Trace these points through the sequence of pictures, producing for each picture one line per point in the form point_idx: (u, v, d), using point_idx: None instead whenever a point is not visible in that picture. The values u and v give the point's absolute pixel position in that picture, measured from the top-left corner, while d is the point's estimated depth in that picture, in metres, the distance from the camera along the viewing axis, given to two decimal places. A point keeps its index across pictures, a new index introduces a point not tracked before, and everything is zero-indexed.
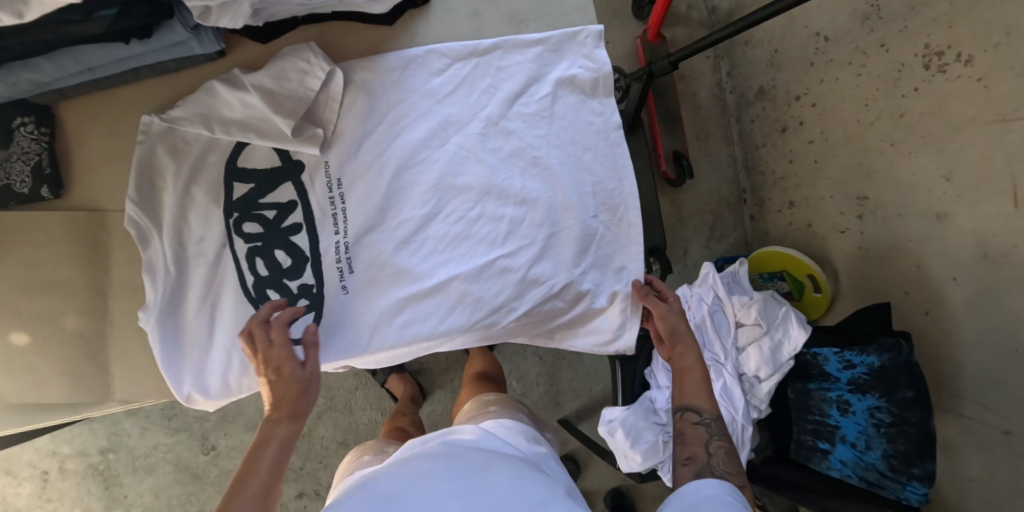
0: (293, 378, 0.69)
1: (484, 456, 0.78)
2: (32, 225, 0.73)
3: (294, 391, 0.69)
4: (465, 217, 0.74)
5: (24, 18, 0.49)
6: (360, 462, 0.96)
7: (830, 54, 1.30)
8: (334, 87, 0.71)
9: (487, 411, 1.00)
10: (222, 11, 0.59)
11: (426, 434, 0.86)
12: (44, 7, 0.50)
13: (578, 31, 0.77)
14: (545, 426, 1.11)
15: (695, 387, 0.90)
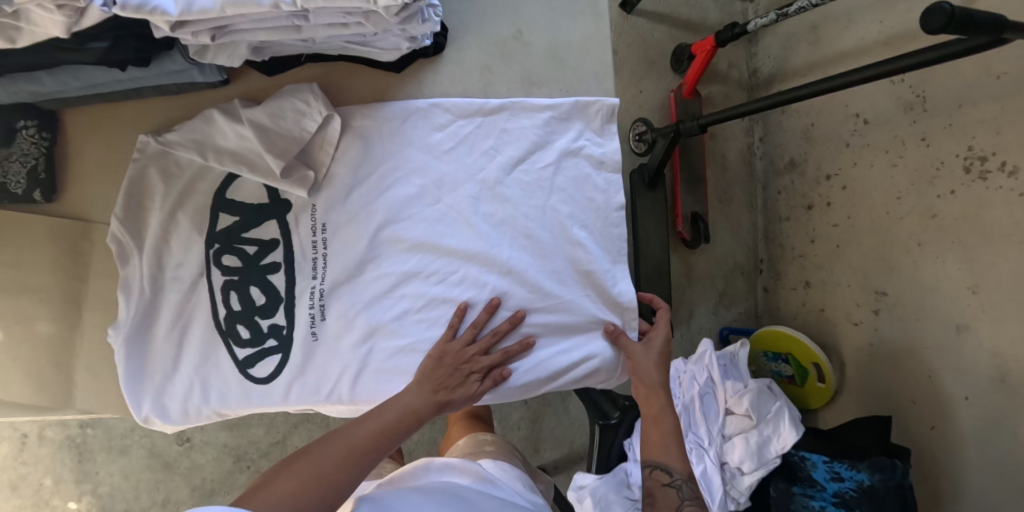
0: (467, 389, 0.69)
1: (482, 504, 0.73)
2: (19, 226, 0.73)
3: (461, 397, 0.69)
4: (447, 281, 0.73)
5: (17, 43, 0.52)
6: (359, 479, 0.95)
7: (866, 137, 1.25)
8: (329, 132, 0.70)
9: (483, 451, 0.96)
10: (219, 50, 0.58)
11: (434, 463, 0.82)
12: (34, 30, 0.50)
13: (590, 103, 0.77)
14: (538, 475, 1.06)
15: (661, 440, 0.77)
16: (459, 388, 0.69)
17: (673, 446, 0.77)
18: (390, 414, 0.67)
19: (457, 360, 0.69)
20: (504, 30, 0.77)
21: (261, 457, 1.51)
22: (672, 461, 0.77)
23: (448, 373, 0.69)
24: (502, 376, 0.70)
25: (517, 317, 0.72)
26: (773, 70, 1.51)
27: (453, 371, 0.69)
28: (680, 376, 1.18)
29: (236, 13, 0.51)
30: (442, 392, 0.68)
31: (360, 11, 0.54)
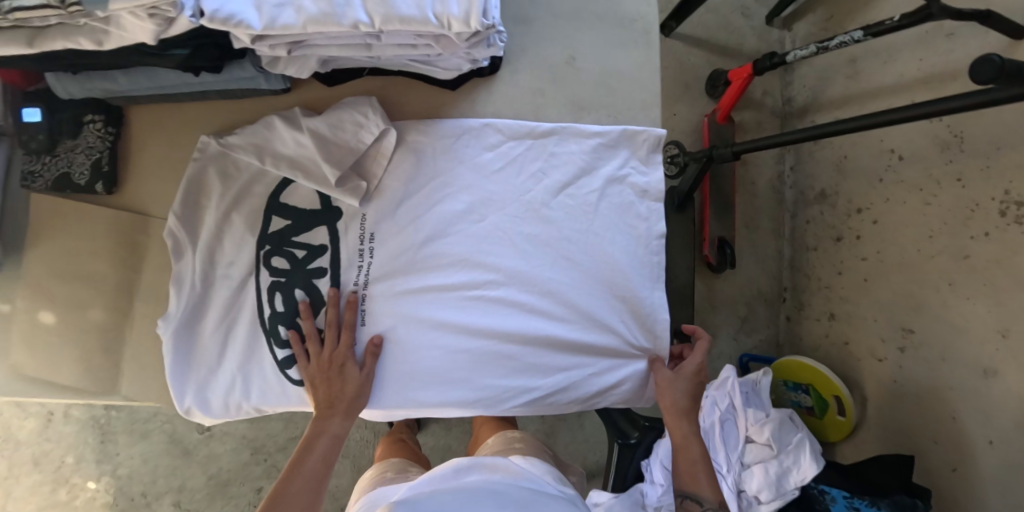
0: (351, 382, 0.72)
1: (517, 497, 0.75)
2: (82, 216, 0.76)
3: (348, 391, 0.72)
4: (485, 297, 0.75)
5: (104, 46, 0.54)
6: (383, 477, 0.99)
7: (900, 174, 1.24)
8: (384, 145, 0.72)
9: (512, 448, 0.98)
10: (290, 61, 0.61)
11: (461, 463, 0.84)
12: (124, 36, 0.52)
13: (639, 132, 0.80)
14: (569, 468, 1.07)
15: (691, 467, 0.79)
16: (345, 384, 0.72)
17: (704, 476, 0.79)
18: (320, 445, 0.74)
19: (324, 369, 0.72)
20: (558, 54, 0.79)
21: (278, 450, 1.54)
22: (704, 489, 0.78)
23: (330, 383, 0.72)
24: (375, 346, 0.73)
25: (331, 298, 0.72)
26: (807, 100, 1.52)
27: (329, 378, 0.72)
28: (701, 401, 1.19)
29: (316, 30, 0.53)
30: (335, 401, 0.72)
31: (431, 34, 0.56)
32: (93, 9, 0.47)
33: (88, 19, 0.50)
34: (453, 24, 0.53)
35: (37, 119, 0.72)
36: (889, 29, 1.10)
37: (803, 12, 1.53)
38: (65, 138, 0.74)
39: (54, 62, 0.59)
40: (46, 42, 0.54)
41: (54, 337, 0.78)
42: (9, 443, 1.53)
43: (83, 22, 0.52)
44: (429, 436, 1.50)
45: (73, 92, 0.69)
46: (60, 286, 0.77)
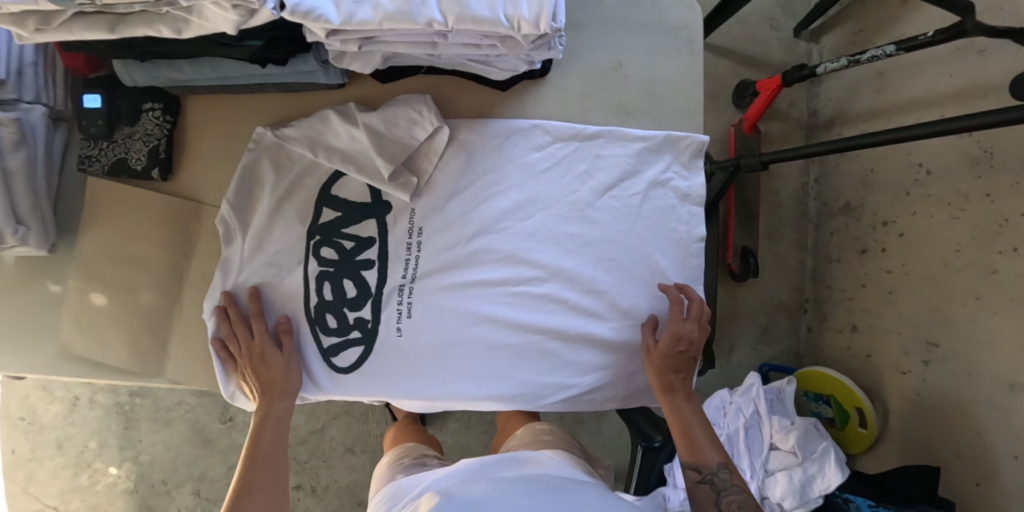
0: (276, 364, 0.74)
1: (548, 482, 0.78)
2: (136, 201, 0.78)
3: (275, 370, 0.74)
4: (529, 293, 0.76)
5: (182, 35, 0.56)
6: (400, 466, 1.02)
7: (928, 188, 1.24)
8: (437, 142, 0.74)
9: (541, 440, 0.98)
10: (354, 57, 0.62)
11: (486, 459, 0.86)
12: (204, 26, 0.54)
13: (682, 137, 0.82)
14: (598, 461, 1.08)
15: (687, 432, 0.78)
16: (271, 367, 0.74)
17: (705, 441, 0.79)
18: (263, 437, 0.76)
19: (250, 358, 0.74)
20: (605, 61, 0.81)
21: (298, 444, 1.54)
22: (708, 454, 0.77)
23: (257, 371, 0.74)
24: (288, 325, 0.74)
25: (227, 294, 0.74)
26: (834, 112, 1.52)
27: (255, 367, 0.74)
28: (725, 407, 1.20)
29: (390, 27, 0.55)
30: (266, 386, 0.74)
31: (497, 35, 0.58)
32: None
33: (170, 7, 0.52)
34: (522, 26, 0.56)
35: (99, 106, 0.74)
36: (921, 44, 1.10)
37: (832, 25, 1.54)
38: (123, 125, 0.76)
39: (130, 49, 0.61)
40: (129, 28, 0.55)
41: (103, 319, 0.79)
42: (35, 426, 1.56)
43: (165, 10, 0.53)
44: (448, 434, 1.52)
45: (138, 78, 0.70)
46: (110, 270, 0.79)
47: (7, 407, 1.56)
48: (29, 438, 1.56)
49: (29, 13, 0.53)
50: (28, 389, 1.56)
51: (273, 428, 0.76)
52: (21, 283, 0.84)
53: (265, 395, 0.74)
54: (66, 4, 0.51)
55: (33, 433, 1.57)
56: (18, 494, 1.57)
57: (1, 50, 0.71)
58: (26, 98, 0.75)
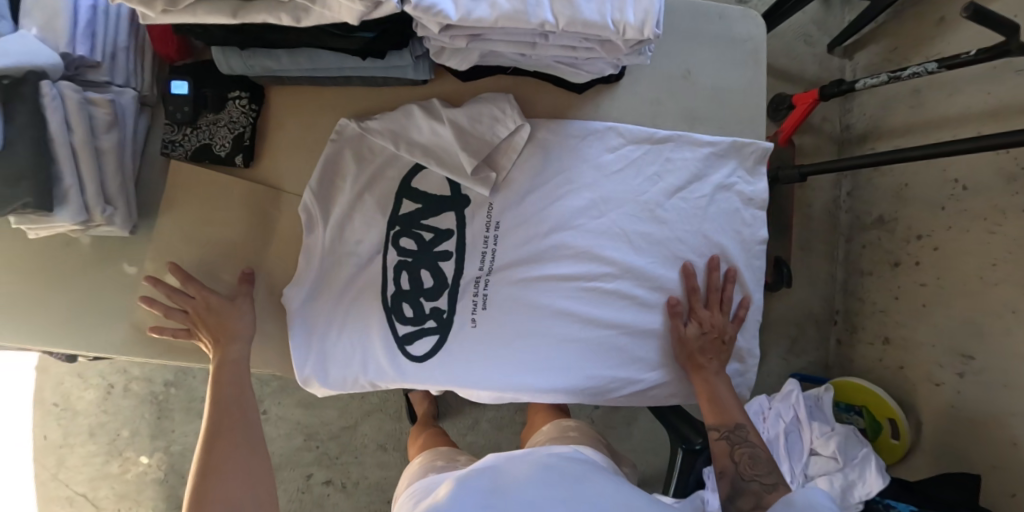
0: (230, 310, 0.78)
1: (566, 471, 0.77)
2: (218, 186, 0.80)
3: (226, 316, 0.78)
4: (602, 289, 0.79)
5: (300, 23, 0.57)
6: (433, 466, 1.02)
7: (965, 203, 1.24)
8: (517, 140, 0.77)
9: (569, 436, 0.98)
10: (453, 53, 0.64)
11: (512, 451, 0.85)
12: (322, 15, 0.56)
13: (748, 144, 0.84)
14: (624, 459, 1.08)
15: (715, 397, 0.80)
16: (225, 315, 0.78)
17: (730, 402, 0.81)
18: (224, 391, 0.78)
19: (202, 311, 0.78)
20: (676, 69, 0.84)
21: (330, 439, 1.57)
22: (732, 415, 0.80)
23: (209, 322, 0.78)
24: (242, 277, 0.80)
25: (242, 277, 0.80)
26: (867, 127, 1.55)
27: (206, 319, 0.78)
28: (764, 413, 1.22)
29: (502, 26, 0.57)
30: (219, 333, 0.78)
31: (598, 39, 0.63)
32: None
33: None
34: (627, 31, 0.59)
35: (186, 92, 0.77)
36: (964, 63, 1.10)
37: (867, 42, 1.56)
38: (208, 111, 0.78)
39: (240, 35, 0.62)
40: (250, 13, 0.57)
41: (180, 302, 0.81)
42: (68, 412, 1.57)
43: None
44: (480, 435, 1.54)
45: (234, 66, 0.71)
46: (189, 252, 0.81)
47: (41, 393, 1.57)
48: (61, 424, 1.57)
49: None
50: (63, 375, 1.57)
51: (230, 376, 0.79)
52: (98, 264, 0.86)
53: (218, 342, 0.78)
54: None
55: (65, 419, 1.58)
56: (48, 480, 1.57)
57: (95, 30, 0.73)
58: (117, 82, 0.77)
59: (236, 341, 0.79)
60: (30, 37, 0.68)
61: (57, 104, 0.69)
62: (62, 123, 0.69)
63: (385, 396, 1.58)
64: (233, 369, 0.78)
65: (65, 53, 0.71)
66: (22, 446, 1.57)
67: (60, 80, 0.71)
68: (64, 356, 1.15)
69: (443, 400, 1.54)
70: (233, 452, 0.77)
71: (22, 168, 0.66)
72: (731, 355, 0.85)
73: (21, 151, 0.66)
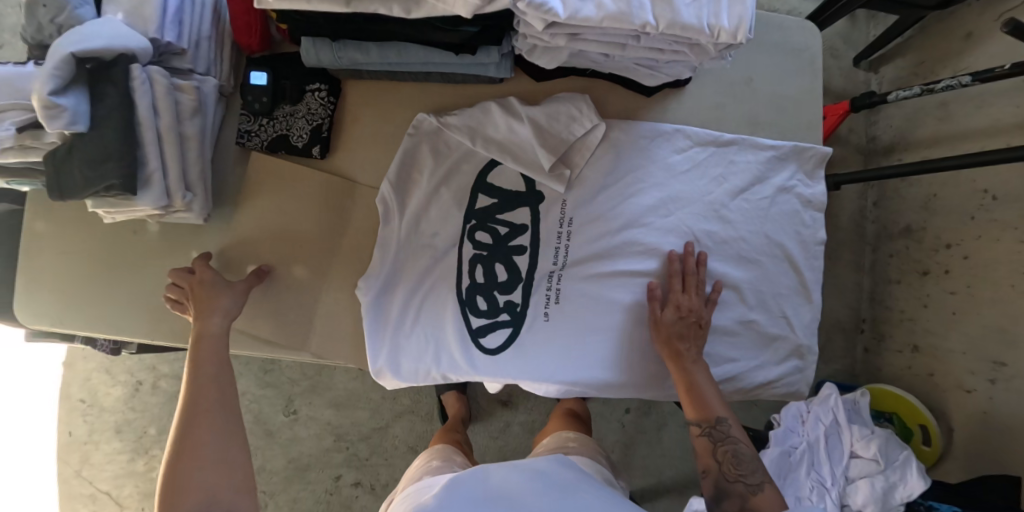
0: (219, 285, 0.79)
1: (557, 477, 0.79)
2: (293, 180, 0.83)
3: (212, 290, 0.78)
4: (670, 285, 0.82)
5: (409, 15, 0.57)
6: (428, 467, 0.99)
7: (994, 214, 1.24)
8: (591, 139, 0.79)
9: (567, 446, 0.99)
10: (544, 52, 0.67)
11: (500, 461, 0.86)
12: (432, 9, 0.57)
13: (808, 148, 0.86)
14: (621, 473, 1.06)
15: (695, 388, 0.78)
16: (214, 290, 0.78)
17: (710, 393, 0.78)
18: (202, 370, 0.76)
19: (192, 285, 0.79)
20: (737, 75, 0.86)
21: (360, 440, 1.58)
22: (715, 408, 0.77)
23: (197, 295, 0.78)
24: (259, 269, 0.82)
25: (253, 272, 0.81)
26: (894, 139, 1.56)
27: (196, 293, 0.78)
28: (803, 416, 1.24)
29: (605, 25, 0.60)
30: (201, 306, 0.77)
31: (688, 42, 0.65)
32: None
33: None
34: (721, 35, 0.62)
35: (264, 83, 0.78)
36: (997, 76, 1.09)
37: (892, 56, 1.55)
38: (286, 103, 0.80)
39: (340, 25, 0.64)
40: (362, 4, 0.57)
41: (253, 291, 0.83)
42: (94, 409, 1.55)
43: None
44: (511, 439, 1.56)
45: (323, 59, 0.72)
46: (263, 241, 0.84)
47: (68, 389, 1.55)
48: (86, 421, 1.55)
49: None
50: (90, 372, 1.56)
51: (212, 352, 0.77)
52: (167, 252, 0.88)
53: (200, 315, 0.77)
54: None
55: (90, 416, 1.55)
56: (71, 477, 1.55)
57: (181, 17, 0.74)
58: (199, 70, 0.78)
59: (219, 316, 0.78)
60: (117, 21, 0.69)
61: (146, 88, 0.70)
62: (149, 107, 0.71)
63: (417, 399, 1.59)
64: (208, 348, 0.77)
65: (154, 39, 0.72)
66: (47, 443, 1.55)
67: (149, 64, 0.73)
68: (106, 347, 1.13)
69: (475, 403, 1.56)
70: (207, 437, 0.72)
71: (110, 151, 0.68)
72: (792, 353, 0.86)
73: (110, 134, 0.68)
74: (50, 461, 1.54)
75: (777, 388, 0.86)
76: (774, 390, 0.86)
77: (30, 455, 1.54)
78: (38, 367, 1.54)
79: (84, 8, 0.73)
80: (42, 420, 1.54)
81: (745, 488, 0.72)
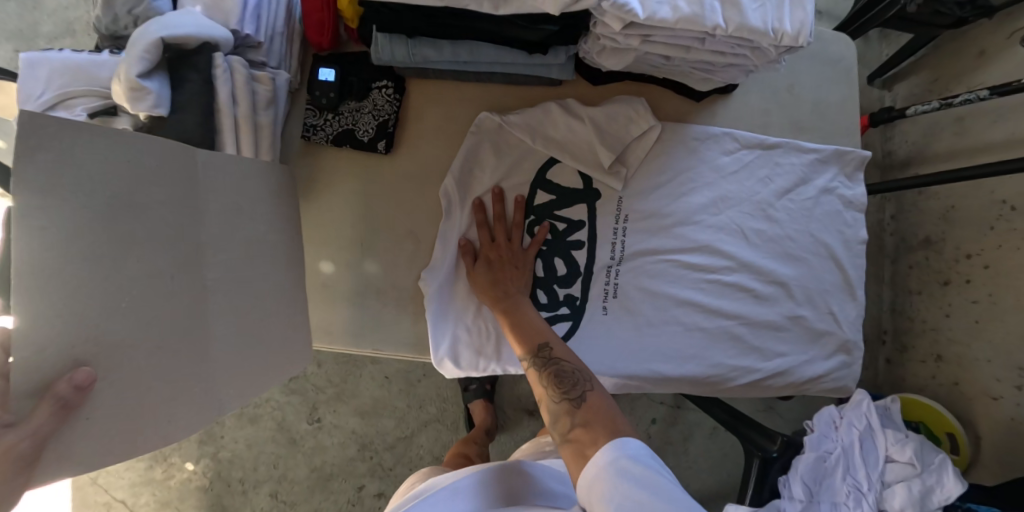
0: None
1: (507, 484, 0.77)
2: (197, 176, 0.61)
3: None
4: (723, 281, 0.84)
5: (497, 11, 0.63)
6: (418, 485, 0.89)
7: (1013, 223, 1.25)
8: (646, 139, 0.83)
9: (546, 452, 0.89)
10: (613, 54, 0.73)
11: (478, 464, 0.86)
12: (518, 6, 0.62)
13: (848, 151, 0.89)
14: None
15: (518, 317, 0.78)
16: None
17: (533, 323, 0.77)
18: None
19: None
20: (779, 84, 0.91)
21: (386, 449, 1.49)
22: (539, 336, 0.75)
23: None
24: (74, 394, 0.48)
25: (51, 392, 0.47)
26: (909, 154, 1.60)
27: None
28: (835, 422, 1.20)
29: (678, 27, 0.66)
30: None
31: (750, 46, 0.71)
32: None
33: None
34: (784, 38, 0.67)
35: (332, 79, 0.81)
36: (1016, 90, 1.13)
37: (906, 74, 1.59)
38: (352, 99, 0.83)
39: (425, 20, 0.68)
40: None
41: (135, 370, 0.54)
42: None
43: None
44: None
45: (397, 57, 0.76)
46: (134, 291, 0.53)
47: None
48: None
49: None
50: None
51: None
52: None
53: None
54: None
55: None
56: (86, 484, 1.46)
57: (259, 14, 0.78)
58: (272, 64, 0.81)
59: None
60: (199, 12, 0.73)
61: (227, 76, 0.73)
62: (230, 95, 0.74)
63: (443, 407, 1.50)
64: None
65: (234, 31, 0.76)
66: None
67: (229, 55, 0.76)
68: None
69: (501, 413, 1.50)
70: None
71: (190, 134, 0.70)
72: (840, 348, 0.89)
73: (190, 118, 0.71)
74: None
75: (823, 383, 0.88)
76: (823, 384, 0.88)
77: None
78: None
79: (161, 0, 0.77)
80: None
81: (565, 405, 0.68)
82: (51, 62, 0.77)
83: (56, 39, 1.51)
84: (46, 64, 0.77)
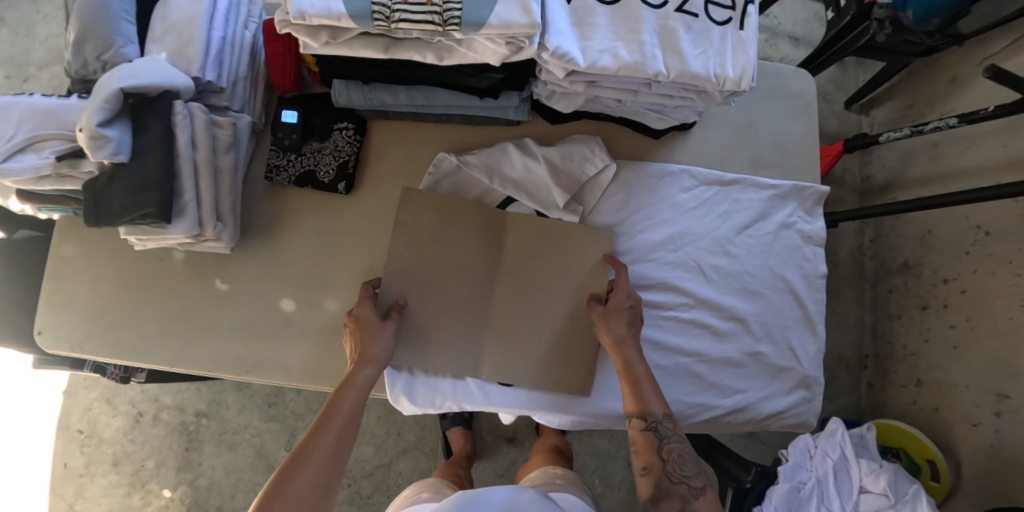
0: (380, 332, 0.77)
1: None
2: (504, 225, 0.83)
3: (369, 334, 0.77)
4: (679, 318, 0.85)
5: (442, 61, 0.65)
6: (417, 498, 0.92)
7: (989, 248, 1.24)
8: (602, 178, 0.85)
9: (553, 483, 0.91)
10: (563, 97, 0.74)
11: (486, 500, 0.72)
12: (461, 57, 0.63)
13: (806, 187, 0.90)
14: None
15: (638, 390, 0.76)
16: (374, 336, 0.77)
17: (648, 388, 0.76)
18: (341, 409, 0.73)
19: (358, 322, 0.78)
20: (737, 121, 0.92)
21: (363, 477, 1.48)
22: (651, 406, 0.75)
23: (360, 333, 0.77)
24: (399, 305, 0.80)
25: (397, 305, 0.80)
26: (887, 179, 1.61)
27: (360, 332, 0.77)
28: (810, 452, 1.18)
29: (621, 74, 0.67)
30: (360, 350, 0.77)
31: (696, 89, 0.72)
32: (469, 29, 0.58)
33: (448, 37, 0.61)
34: (727, 83, 0.69)
35: (295, 121, 0.83)
36: (982, 118, 1.12)
37: (882, 99, 1.60)
38: (314, 140, 0.85)
39: (375, 69, 0.70)
40: (400, 51, 0.64)
41: (446, 331, 0.82)
42: (92, 440, 1.47)
43: (438, 39, 0.63)
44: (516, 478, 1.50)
45: (354, 100, 0.78)
46: (452, 286, 0.82)
47: (67, 418, 1.47)
48: (83, 452, 1.47)
49: (325, 28, 0.61)
50: (91, 401, 1.48)
51: (350, 404, 0.74)
52: (190, 279, 0.89)
53: (353, 363, 0.76)
54: (366, 24, 0.59)
55: (88, 448, 1.47)
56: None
57: (223, 60, 0.80)
58: (235, 107, 0.83)
59: (370, 367, 0.75)
60: (161, 59, 0.76)
61: (186, 123, 0.75)
62: (189, 141, 0.76)
63: (422, 434, 1.51)
64: (349, 390, 0.74)
65: (196, 77, 0.78)
66: (42, 471, 1.46)
67: (191, 101, 0.78)
68: (116, 376, 1.12)
69: (479, 439, 1.50)
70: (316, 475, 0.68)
71: (151, 180, 0.72)
72: (800, 384, 0.89)
73: (151, 164, 0.72)
74: (42, 492, 1.46)
75: (786, 418, 0.88)
76: (784, 420, 0.88)
77: (22, 487, 1.45)
78: (38, 394, 1.48)
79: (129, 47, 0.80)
80: (38, 449, 1.47)
81: (691, 488, 0.71)
82: (23, 105, 0.79)
83: (45, 67, 1.54)
84: (17, 107, 0.79)
